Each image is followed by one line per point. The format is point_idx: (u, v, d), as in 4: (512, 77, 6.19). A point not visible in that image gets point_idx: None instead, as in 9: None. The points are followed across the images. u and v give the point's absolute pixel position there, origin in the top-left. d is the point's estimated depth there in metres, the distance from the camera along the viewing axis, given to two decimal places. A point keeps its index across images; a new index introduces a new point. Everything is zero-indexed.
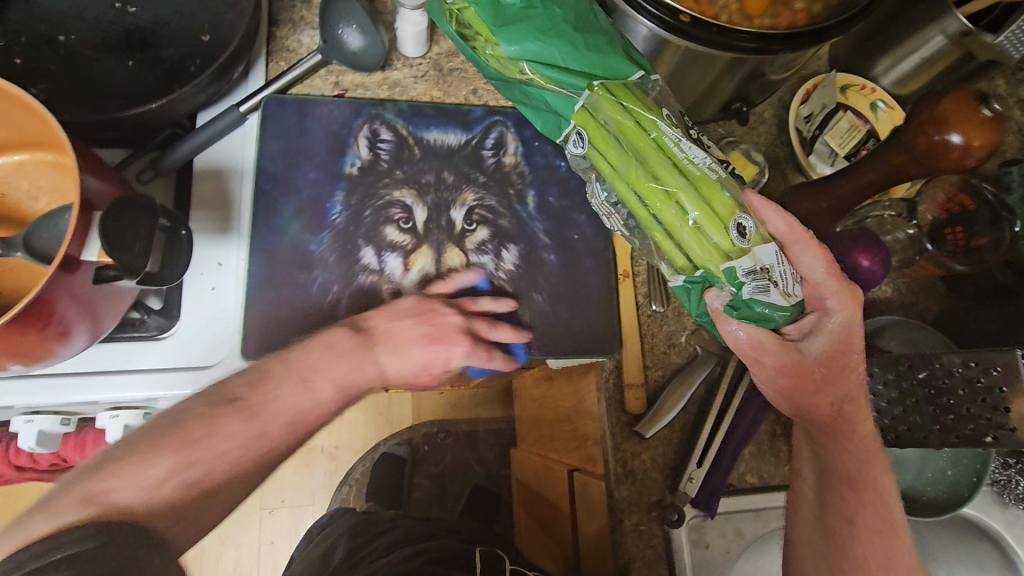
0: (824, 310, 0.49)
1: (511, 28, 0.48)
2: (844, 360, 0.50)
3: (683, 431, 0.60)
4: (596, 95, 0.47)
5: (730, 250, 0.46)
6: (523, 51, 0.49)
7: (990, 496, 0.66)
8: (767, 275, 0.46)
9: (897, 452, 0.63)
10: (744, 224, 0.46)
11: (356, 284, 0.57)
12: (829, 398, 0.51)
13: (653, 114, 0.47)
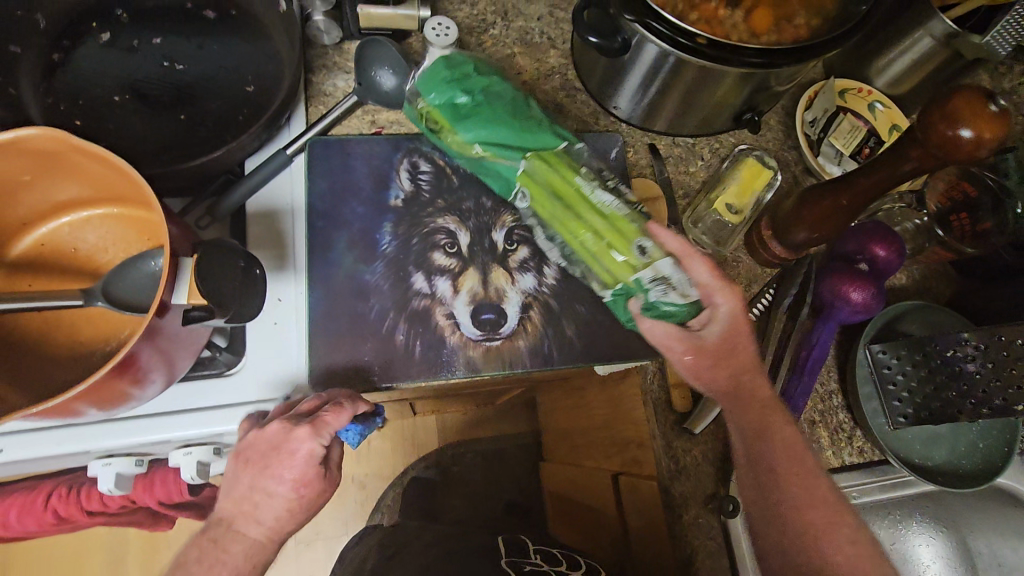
0: (712, 307, 0.53)
1: (465, 121, 0.58)
2: (739, 341, 0.53)
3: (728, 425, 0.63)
4: (533, 160, 0.56)
5: (634, 264, 0.54)
6: (477, 137, 0.58)
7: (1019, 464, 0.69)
8: (662, 277, 0.53)
9: (931, 427, 0.65)
10: (644, 244, 0.54)
11: (410, 308, 0.59)
12: (731, 374, 0.53)
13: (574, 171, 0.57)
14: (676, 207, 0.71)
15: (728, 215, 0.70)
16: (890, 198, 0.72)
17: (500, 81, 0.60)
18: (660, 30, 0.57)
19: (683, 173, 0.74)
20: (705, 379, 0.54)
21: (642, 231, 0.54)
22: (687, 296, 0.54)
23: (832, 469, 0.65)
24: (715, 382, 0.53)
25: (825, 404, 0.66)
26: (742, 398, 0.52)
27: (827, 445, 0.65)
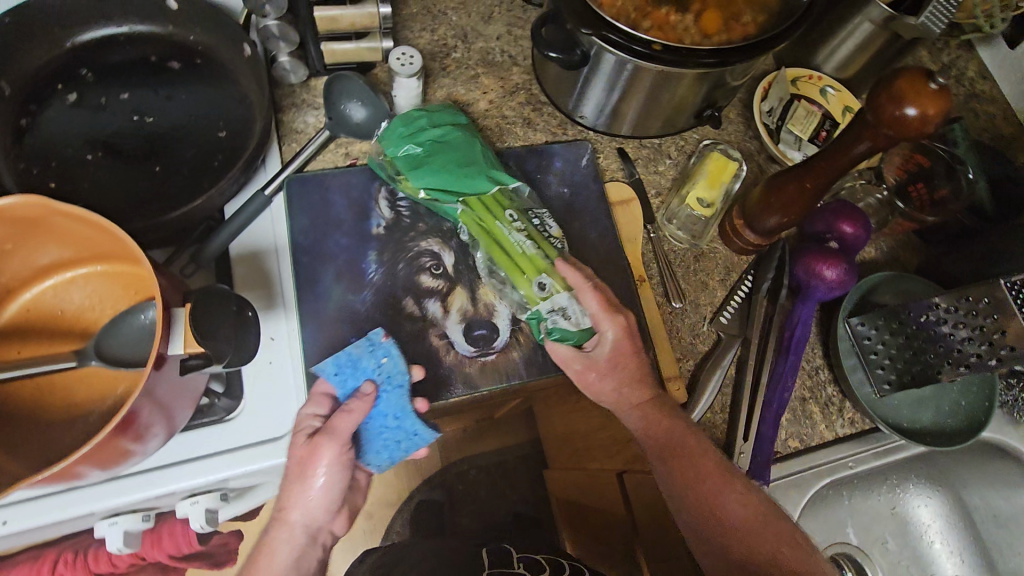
0: (600, 331, 0.59)
1: (411, 166, 0.62)
2: (628, 355, 0.59)
3: (724, 411, 0.65)
4: (470, 205, 0.60)
5: (531, 299, 0.58)
6: (420, 183, 0.62)
7: (1002, 416, 0.72)
8: (559, 308, 0.58)
9: (914, 390, 0.68)
10: (543, 281, 0.58)
11: (403, 332, 0.60)
12: (620, 385, 0.60)
13: (501, 212, 0.60)
14: (650, 206, 0.73)
15: (702, 212, 0.72)
16: (851, 177, 0.76)
17: (451, 130, 0.64)
18: (616, 40, 0.59)
19: (653, 172, 0.76)
20: (599, 391, 0.61)
21: (549, 270, 0.59)
22: (580, 324, 0.59)
23: (828, 443, 0.67)
24: (612, 392, 0.60)
25: (814, 380, 0.69)
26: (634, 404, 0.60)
27: (820, 419, 0.67)
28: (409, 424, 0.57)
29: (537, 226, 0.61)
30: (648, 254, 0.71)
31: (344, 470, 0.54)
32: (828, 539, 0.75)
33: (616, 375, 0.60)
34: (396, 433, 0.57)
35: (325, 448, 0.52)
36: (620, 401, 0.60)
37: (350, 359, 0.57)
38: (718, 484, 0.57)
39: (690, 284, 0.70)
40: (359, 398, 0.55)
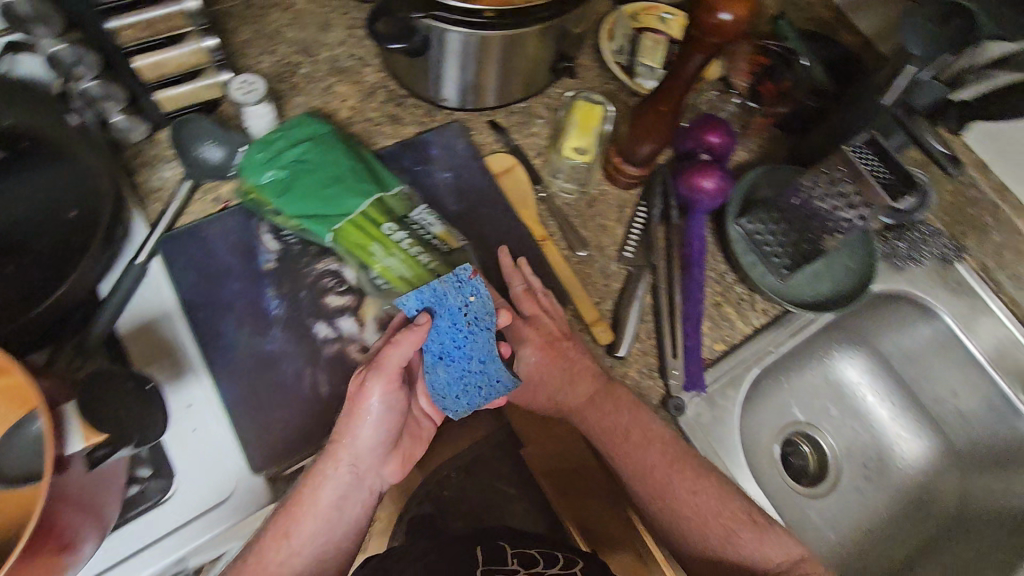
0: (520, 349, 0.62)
1: (282, 196, 0.60)
2: (552, 354, 0.63)
3: (651, 337, 0.69)
4: (343, 232, 0.59)
5: None
6: (292, 214, 0.60)
7: (888, 267, 0.79)
8: None
9: (809, 267, 0.75)
10: None
11: (324, 357, 0.59)
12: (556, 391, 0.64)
13: (379, 235, 0.59)
14: (533, 168, 0.75)
15: (581, 156, 0.73)
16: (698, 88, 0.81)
17: (311, 151, 0.63)
18: (450, 17, 0.60)
19: (527, 135, 0.77)
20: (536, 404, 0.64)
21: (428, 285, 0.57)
22: None
23: (748, 337, 0.72)
24: (544, 401, 0.64)
25: (722, 282, 0.73)
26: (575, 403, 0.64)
27: (738, 317, 0.72)
28: (492, 370, 0.55)
29: (416, 229, 0.60)
30: (544, 214, 0.72)
31: (391, 409, 0.54)
32: (775, 424, 0.84)
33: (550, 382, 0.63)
34: (479, 376, 0.56)
35: (377, 380, 0.53)
36: (556, 403, 0.64)
37: (436, 295, 0.54)
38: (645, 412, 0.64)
39: (588, 230, 0.72)
40: (413, 328, 0.52)
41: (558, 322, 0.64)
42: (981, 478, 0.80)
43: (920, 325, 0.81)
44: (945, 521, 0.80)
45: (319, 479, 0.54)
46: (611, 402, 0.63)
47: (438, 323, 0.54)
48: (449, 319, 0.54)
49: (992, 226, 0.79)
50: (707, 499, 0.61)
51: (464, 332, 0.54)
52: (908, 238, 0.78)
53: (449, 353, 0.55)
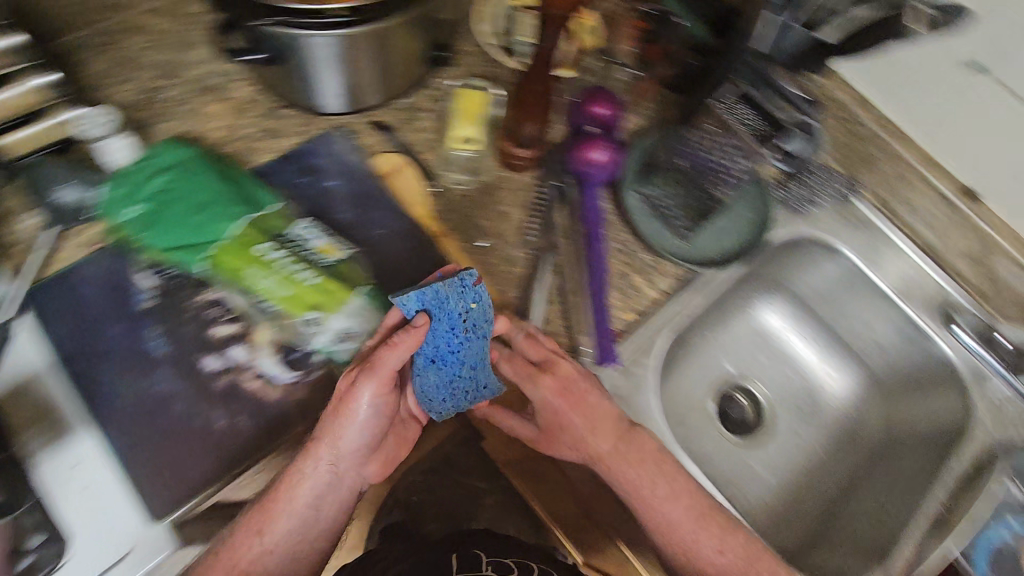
0: (540, 401, 0.62)
1: (151, 229, 0.58)
2: (573, 403, 0.62)
3: (561, 317, 0.68)
4: (215, 259, 0.56)
5: (307, 336, 0.56)
6: (163, 248, 0.58)
7: (789, 212, 0.81)
8: (339, 333, 0.56)
9: (713, 223, 0.75)
10: (313, 316, 0.55)
11: (217, 392, 0.56)
12: (586, 441, 0.62)
13: (250, 255, 0.56)
14: (424, 163, 0.73)
15: (469, 140, 0.72)
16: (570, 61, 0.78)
17: (176, 179, 0.60)
18: (306, 23, 0.57)
19: (414, 130, 0.74)
20: (560, 451, 0.63)
21: (313, 299, 0.55)
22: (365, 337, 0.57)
23: (658, 301, 0.72)
24: (566, 448, 0.62)
25: (626, 251, 0.73)
26: (608, 450, 0.62)
27: (645, 283, 0.72)
28: (480, 374, 0.57)
29: (295, 246, 0.58)
30: (439, 209, 0.70)
31: (379, 410, 0.54)
32: (705, 382, 0.86)
33: (575, 426, 0.61)
34: (469, 377, 0.57)
35: (371, 379, 0.52)
36: (585, 446, 0.62)
37: (433, 300, 0.53)
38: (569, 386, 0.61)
39: (487, 219, 0.71)
40: (410, 330, 0.52)
41: (579, 376, 0.63)
42: (902, 401, 0.83)
43: (826, 264, 0.83)
44: (874, 447, 0.83)
45: (300, 475, 0.54)
46: (638, 455, 0.63)
47: (436, 328, 0.54)
48: (447, 324, 0.54)
49: (880, 158, 0.80)
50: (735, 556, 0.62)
51: (460, 338, 0.55)
52: (797, 182, 0.80)
53: (443, 355, 0.55)
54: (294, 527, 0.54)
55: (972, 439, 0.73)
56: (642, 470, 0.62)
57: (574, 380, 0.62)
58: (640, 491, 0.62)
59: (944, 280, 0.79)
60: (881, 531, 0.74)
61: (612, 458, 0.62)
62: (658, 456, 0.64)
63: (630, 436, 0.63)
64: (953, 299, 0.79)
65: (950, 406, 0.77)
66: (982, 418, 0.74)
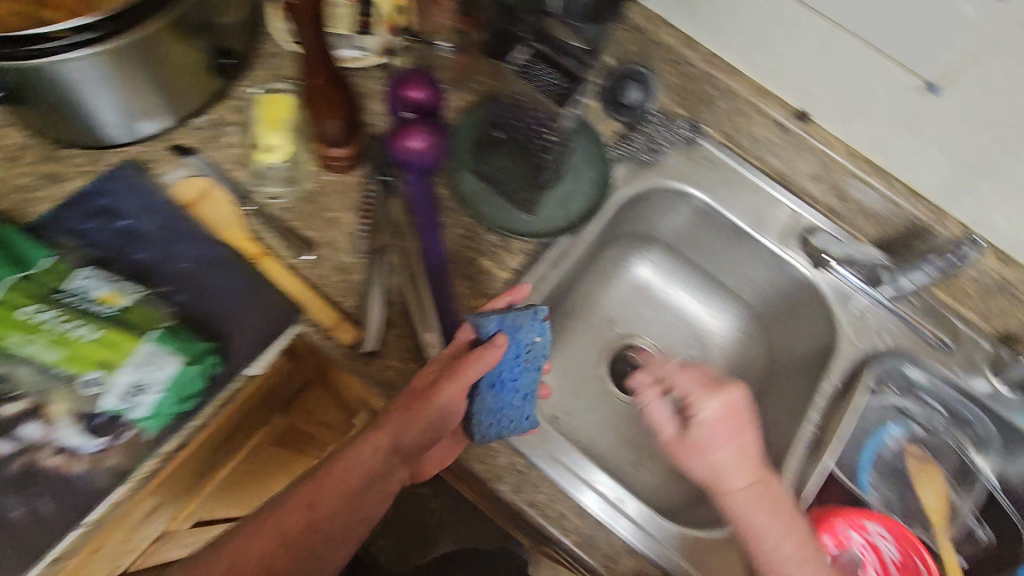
0: (697, 417, 0.61)
1: None
2: (734, 430, 0.60)
3: (405, 318, 0.64)
4: None
5: (91, 400, 0.51)
6: None
7: (639, 165, 0.79)
8: (130, 389, 0.52)
9: (558, 189, 0.73)
10: (92, 377, 0.50)
11: (12, 478, 0.53)
12: (722, 471, 0.58)
13: (7, 320, 0.49)
14: (233, 181, 0.67)
15: (275, 154, 0.67)
16: (376, 52, 0.74)
17: None
18: (43, 50, 0.51)
19: (220, 147, 0.69)
20: (690, 467, 0.60)
21: (94, 355, 0.50)
22: (161, 389, 0.53)
23: (511, 281, 0.69)
24: (700, 464, 0.59)
25: (469, 235, 0.70)
26: (742, 490, 0.57)
27: (494, 266, 0.69)
28: (527, 407, 0.58)
29: (69, 301, 0.52)
30: (256, 227, 0.65)
31: (449, 417, 0.55)
32: (594, 350, 0.86)
33: (716, 454, 0.59)
34: (520, 409, 0.58)
35: (456, 386, 0.54)
36: (716, 476, 0.58)
37: (511, 326, 0.57)
38: None
39: (312, 230, 0.66)
40: (491, 345, 0.55)
41: (744, 407, 0.61)
42: (780, 332, 0.84)
43: (684, 208, 0.82)
44: (762, 378, 0.84)
45: (353, 459, 0.55)
46: (774, 498, 0.58)
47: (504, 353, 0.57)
48: (513, 351, 0.57)
49: (715, 96, 0.79)
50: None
51: (520, 366, 0.58)
52: (640, 132, 0.79)
53: (505, 377, 0.57)
54: (335, 523, 0.53)
55: (839, 356, 0.75)
56: (778, 518, 0.57)
57: (736, 406, 0.61)
58: (759, 532, 0.57)
59: (795, 205, 0.80)
60: (773, 457, 0.73)
61: (746, 501, 0.57)
62: (790, 505, 0.58)
63: (773, 482, 0.59)
64: (806, 219, 0.80)
65: (820, 328, 0.78)
66: (846, 334, 0.75)
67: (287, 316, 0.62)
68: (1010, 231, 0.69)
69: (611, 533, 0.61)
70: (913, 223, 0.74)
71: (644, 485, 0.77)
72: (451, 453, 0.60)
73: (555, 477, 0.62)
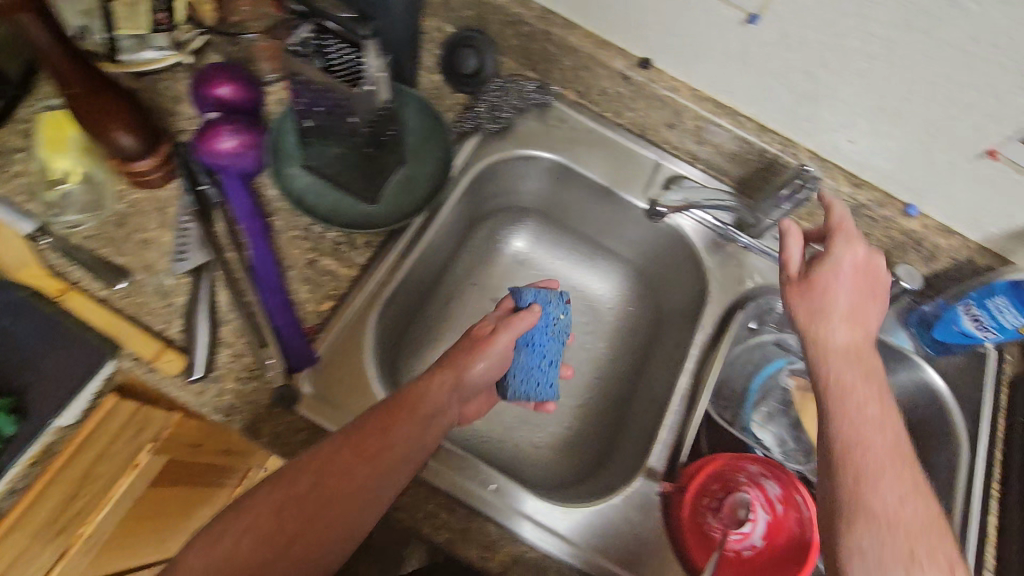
0: (832, 259, 0.60)
1: None
2: (864, 285, 0.59)
3: (240, 334, 0.60)
4: None
5: None
6: None
7: (491, 136, 0.75)
8: None
9: (399, 172, 0.69)
10: None
11: None
12: (831, 320, 0.57)
13: None
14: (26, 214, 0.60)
15: (67, 180, 0.62)
16: (178, 49, 0.68)
17: None
18: None
19: (7, 177, 0.62)
20: (792, 301, 0.59)
21: None
22: None
23: (356, 275, 0.65)
24: (805, 309, 0.59)
25: (307, 236, 0.65)
26: (843, 345, 0.56)
27: (336, 266, 0.65)
28: (553, 373, 0.63)
29: None
30: (58, 261, 0.59)
31: (495, 367, 0.61)
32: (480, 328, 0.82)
33: (839, 298, 0.58)
34: (545, 374, 0.63)
35: (511, 333, 0.59)
36: (811, 316, 0.58)
37: (543, 299, 0.64)
38: (280, 408, 0.58)
39: (125, 255, 0.61)
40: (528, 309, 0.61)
41: (876, 271, 0.60)
42: (662, 284, 0.83)
43: (545, 172, 0.79)
44: (649, 331, 0.83)
45: (422, 393, 0.55)
46: (876, 375, 0.55)
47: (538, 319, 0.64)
48: (544, 321, 0.63)
49: (557, 53, 0.75)
50: (919, 517, 0.49)
51: (549, 336, 0.63)
52: (484, 101, 0.74)
53: (535, 341, 0.62)
54: (405, 454, 0.52)
55: (712, 302, 0.75)
56: (874, 387, 0.54)
57: (873, 268, 0.60)
58: (854, 396, 0.54)
59: (656, 154, 0.79)
60: (651, 408, 0.74)
61: (839, 355, 0.56)
62: (886, 388, 0.55)
63: (874, 357, 0.56)
64: (669, 169, 0.79)
65: (693, 276, 0.78)
66: (714, 280, 0.76)
67: (87, 348, 0.53)
68: (856, 156, 0.70)
69: (485, 523, 0.59)
70: (765, 156, 0.73)
71: (542, 463, 0.74)
72: (478, 411, 0.66)
73: (461, 492, 0.60)
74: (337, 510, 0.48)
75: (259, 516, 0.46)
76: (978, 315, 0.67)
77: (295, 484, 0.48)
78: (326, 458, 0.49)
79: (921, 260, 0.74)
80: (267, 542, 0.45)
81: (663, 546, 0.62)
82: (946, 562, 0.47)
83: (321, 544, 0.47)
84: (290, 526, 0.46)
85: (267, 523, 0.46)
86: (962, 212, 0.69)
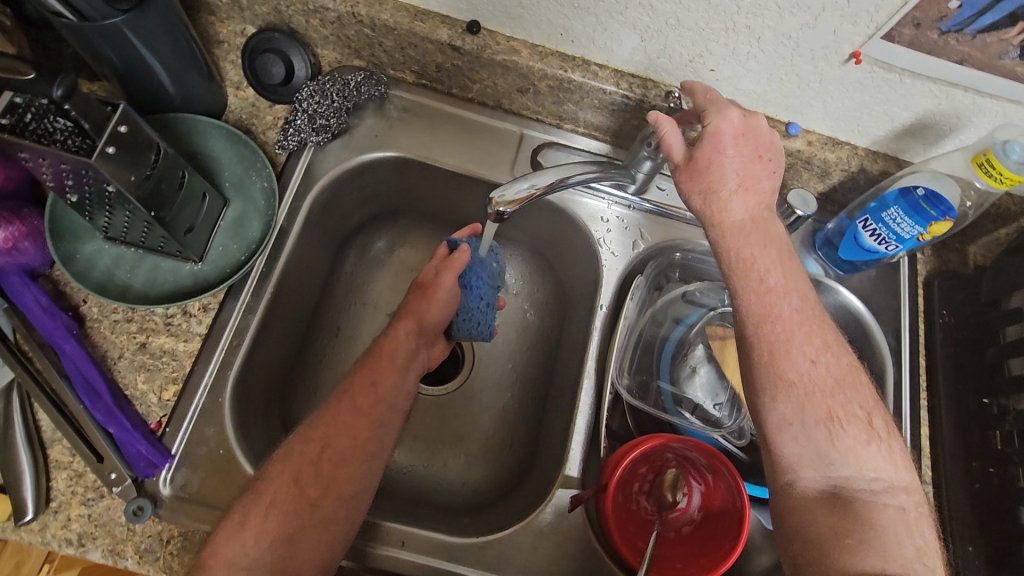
0: (711, 130, 0.52)
1: None
2: (755, 149, 0.52)
3: (73, 453, 0.52)
4: None
5: None
6: None
7: (325, 150, 0.67)
8: None
9: (224, 217, 0.60)
10: None
11: None
12: (722, 195, 0.51)
13: None
14: None
15: None
16: None
17: None
18: None
19: None
20: (688, 190, 0.53)
21: None
22: None
23: (200, 348, 0.57)
24: (696, 194, 0.52)
25: (130, 318, 0.57)
26: (741, 218, 0.51)
27: (173, 343, 0.57)
28: (490, 313, 0.68)
29: None
30: None
31: (450, 309, 0.65)
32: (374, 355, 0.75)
33: (727, 170, 0.51)
34: (485, 315, 0.67)
35: (453, 276, 0.64)
36: (709, 197, 0.52)
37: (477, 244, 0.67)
38: (137, 523, 0.51)
39: None
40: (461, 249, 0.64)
41: (765, 132, 0.53)
42: (560, 259, 0.77)
43: (399, 168, 0.70)
44: (558, 309, 0.78)
45: (395, 345, 0.60)
46: (775, 236, 0.51)
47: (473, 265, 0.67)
48: (479, 265, 0.66)
49: (376, 36, 0.64)
50: (834, 373, 0.48)
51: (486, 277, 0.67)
52: (302, 111, 0.64)
53: (475, 282, 0.66)
54: (392, 401, 0.57)
55: (608, 276, 0.70)
56: (774, 252, 0.51)
57: (756, 128, 0.52)
58: (756, 269, 0.50)
59: (518, 125, 0.72)
60: (563, 399, 0.69)
61: (735, 234, 0.51)
62: (788, 249, 0.52)
63: (771, 222, 0.52)
64: (534, 138, 0.71)
65: (584, 249, 0.72)
66: (605, 253, 0.70)
67: None
68: (724, 84, 0.63)
69: None
70: (628, 103, 0.66)
71: (472, 481, 0.70)
72: (442, 353, 0.69)
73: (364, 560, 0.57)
74: (338, 481, 0.52)
75: (282, 489, 0.51)
76: (875, 229, 0.63)
77: (304, 454, 0.52)
78: (328, 425, 0.54)
79: (815, 178, 0.69)
80: (294, 512, 0.50)
81: (593, 541, 0.59)
82: (862, 411, 0.48)
83: (339, 505, 0.51)
84: (313, 492, 0.51)
85: (288, 497, 0.50)
86: (843, 121, 0.63)
